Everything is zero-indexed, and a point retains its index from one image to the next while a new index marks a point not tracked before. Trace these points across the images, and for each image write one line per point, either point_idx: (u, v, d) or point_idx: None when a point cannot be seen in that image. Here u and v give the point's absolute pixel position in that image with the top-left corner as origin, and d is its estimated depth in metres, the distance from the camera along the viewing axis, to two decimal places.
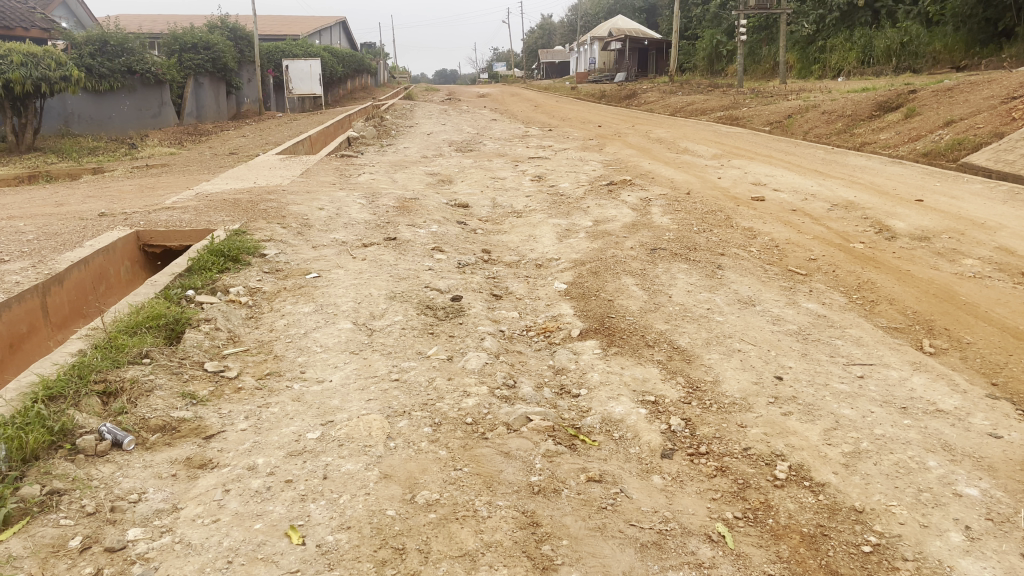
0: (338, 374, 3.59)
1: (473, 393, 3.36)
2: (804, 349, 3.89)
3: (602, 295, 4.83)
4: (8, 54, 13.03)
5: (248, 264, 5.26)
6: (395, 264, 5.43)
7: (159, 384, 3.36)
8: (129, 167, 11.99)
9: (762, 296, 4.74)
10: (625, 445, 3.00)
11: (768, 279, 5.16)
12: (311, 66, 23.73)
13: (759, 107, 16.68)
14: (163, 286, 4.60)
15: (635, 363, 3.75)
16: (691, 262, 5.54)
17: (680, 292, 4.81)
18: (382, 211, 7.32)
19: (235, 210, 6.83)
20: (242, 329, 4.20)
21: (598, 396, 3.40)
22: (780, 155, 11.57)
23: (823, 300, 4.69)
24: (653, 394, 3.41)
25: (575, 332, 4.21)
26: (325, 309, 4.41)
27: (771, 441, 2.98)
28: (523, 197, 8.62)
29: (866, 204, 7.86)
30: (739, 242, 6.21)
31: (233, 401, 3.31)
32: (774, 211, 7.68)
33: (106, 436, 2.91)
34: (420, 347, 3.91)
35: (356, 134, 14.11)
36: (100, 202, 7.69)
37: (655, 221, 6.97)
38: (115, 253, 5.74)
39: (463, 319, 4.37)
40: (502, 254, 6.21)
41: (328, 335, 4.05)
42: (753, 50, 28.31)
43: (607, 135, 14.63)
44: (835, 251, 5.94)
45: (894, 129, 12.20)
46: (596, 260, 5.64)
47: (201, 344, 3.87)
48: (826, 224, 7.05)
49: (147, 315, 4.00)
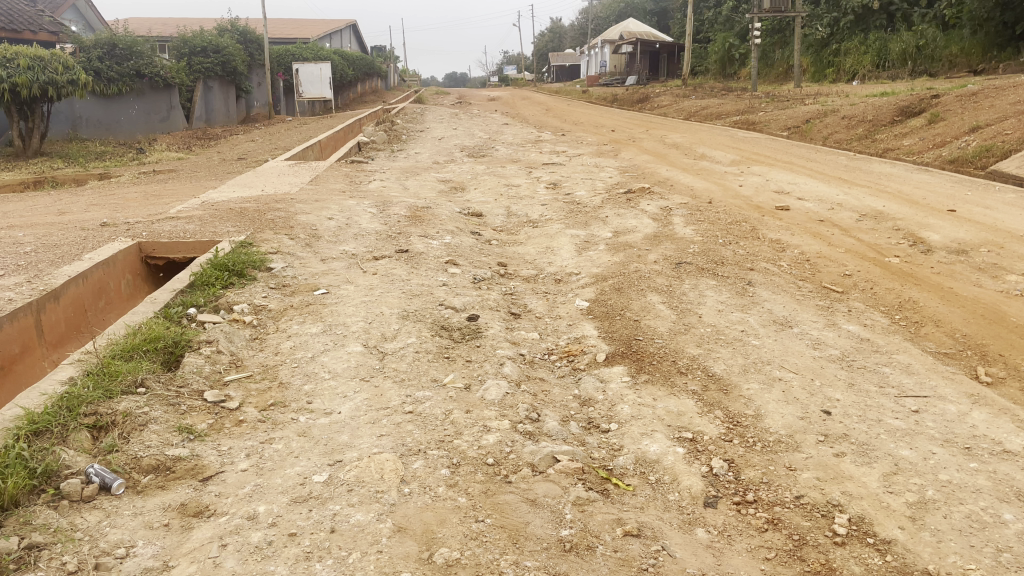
0: (347, 405, 3.32)
1: (494, 428, 3.09)
2: (851, 378, 3.60)
3: (627, 314, 4.55)
4: (15, 57, 12.87)
5: (254, 279, 5.01)
6: (408, 278, 5.17)
7: (154, 416, 3.09)
8: (136, 173, 11.81)
9: (799, 317, 4.44)
10: (664, 491, 2.72)
11: (802, 297, 4.86)
12: (321, 70, 23.52)
13: (776, 111, 16.36)
14: (163, 304, 4.36)
15: (668, 394, 3.46)
16: (720, 277, 5.25)
17: (711, 311, 4.53)
18: (393, 221, 7.07)
19: (242, 220, 6.59)
20: (245, 352, 3.95)
21: (631, 432, 3.11)
22: (800, 161, 11.26)
23: (863, 321, 4.40)
24: (691, 430, 3.13)
25: (600, 357, 3.93)
26: (334, 330, 4.15)
27: (825, 488, 2.70)
28: (539, 206, 8.34)
29: (897, 214, 7.55)
30: (768, 256, 5.91)
31: (233, 437, 3.05)
32: (801, 221, 7.38)
33: (93, 479, 2.65)
34: (435, 374, 3.64)
35: (366, 140, 13.88)
36: (103, 210, 7.50)
37: (677, 231, 6.69)
38: (116, 267, 5.50)
39: (480, 342, 4.09)
40: (519, 267, 5.94)
41: (337, 359, 3.79)
42: (767, 54, 27.97)
43: (622, 140, 14.36)
44: (871, 265, 5.64)
45: (917, 135, 11.86)
46: (619, 275, 5.36)
47: (201, 369, 3.62)
48: (856, 236, 6.75)
49: (144, 338, 3.75)
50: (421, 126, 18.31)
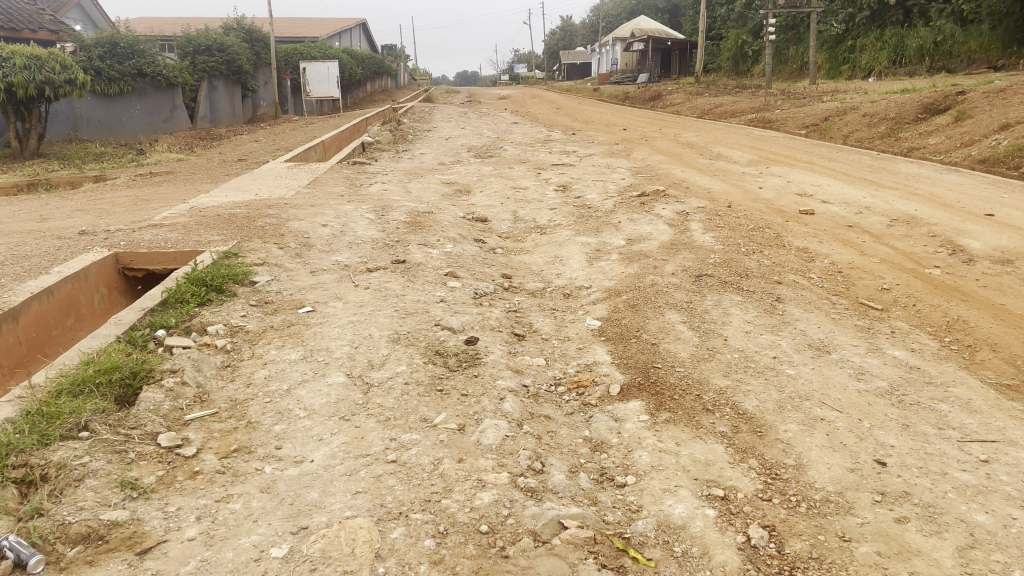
0: (321, 451, 2.87)
1: (489, 484, 2.63)
2: (905, 419, 3.11)
3: (643, 336, 4.08)
4: (11, 56, 12.48)
5: (233, 295, 4.57)
6: (402, 293, 4.72)
7: (93, 468, 2.65)
8: (132, 175, 11.42)
9: (837, 340, 3.95)
10: (693, 569, 2.26)
11: (839, 316, 4.37)
12: (329, 68, 23.08)
13: (794, 108, 15.81)
14: (128, 325, 3.94)
15: (693, 437, 2.99)
16: (745, 292, 4.77)
17: (737, 333, 4.04)
18: (391, 228, 6.61)
19: (229, 227, 6.17)
20: (213, 383, 3.50)
21: (650, 488, 2.65)
22: (823, 161, 10.75)
23: (911, 346, 3.91)
24: (722, 486, 2.65)
25: (614, 390, 3.46)
26: (314, 357, 3.70)
27: (889, 567, 2.23)
28: (547, 210, 7.87)
29: (930, 218, 7.05)
30: (796, 266, 5.43)
31: (184, 494, 2.60)
32: (829, 227, 6.88)
33: (7, 554, 2.21)
34: (425, 412, 3.18)
35: (370, 140, 13.42)
36: (86, 217, 7.08)
37: (696, 239, 6.20)
38: (88, 280, 5.09)
39: (478, 370, 3.62)
40: (525, 279, 5.49)
41: (315, 393, 3.33)
42: (781, 51, 27.31)
43: (634, 139, 13.88)
44: (910, 277, 5.14)
45: (943, 133, 11.33)
46: (634, 289, 4.88)
47: (159, 407, 3.18)
48: (890, 243, 6.26)
49: (98, 368, 3.32)
50: (428, 125, 17.90)
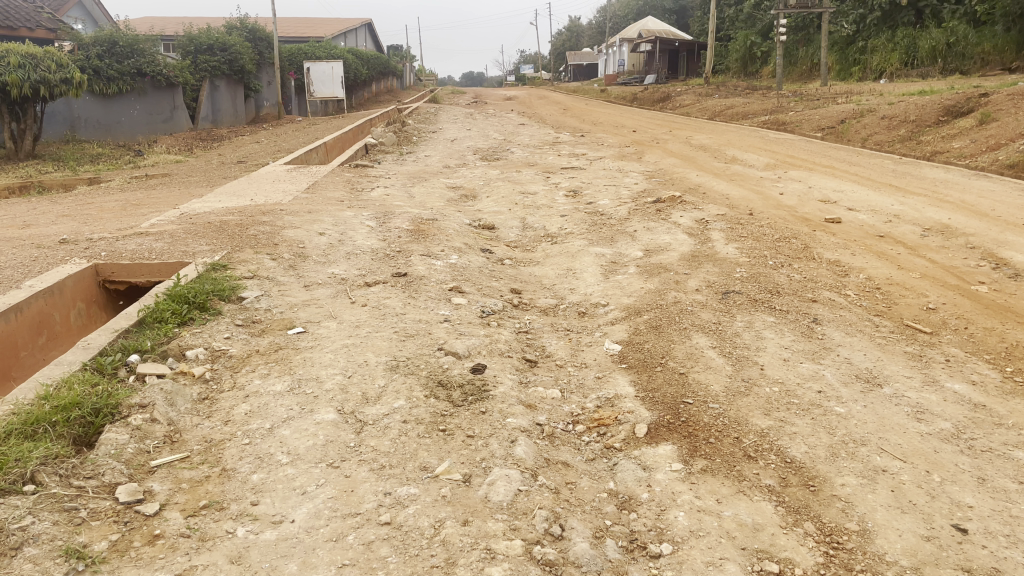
0: (304, 509, 2.46)
1: (500, 556, 2.21)
2: (980, 470, 2.70)
3: (669, 364, 3.66)
4: (5, 55, 12.07)
5: (218, 313, 4.17)
6: (402, 312, 4.32)
7: (34, 533, 2.25)
8: (127, 177, 11.05)
9: (888, 371, 3.53)
10: None
11: (885, 341, 3.95)
12: (333, 68, 22.68)
13: (808, 110, 15.36)
14: (97, 350, 3.54)
15: (735, 493, 2.58)
16: (777, 312, 4.36)
17: (775, 362, 3.63)
18: (393, 236, 6.22)
19: (219, 236, 5.78)
20: (188, 420, 3.11)
21: (691, 561, 2.24)
22: (843, 165, 10.33)
23: (971, 378, 3.48)
24: (776, 559, 2.25)
25: (640, 430, 3.04)
26: (302, 389, 3.29)
27: None
28: (558, 217, 7.47)
29: (967, 228, 6.61)
30: (830, 282, 5.02)
31: (138, 567, 2.19)
32: (858, 237, 6.46)
33: None
34: (425, 458, 2.77)
35: (374, 141, 13.03)
36: (72, 223, 6.69)
37: (719, 251, 5.79)
38: (63, 295, 4.70)
39: (486, 405, 3.22)
40: (535, 295, 5.08)
41: (300, 434, 2.92)
42: (791, 52, 26.82)
43: (645, 141, 13.46)
44: (956, 295, 4.71)
45: (967, 137, 10.89)
46: (655, 308, 4.48)
47: (122, 451, 2.78)
48: (927, 256, 5.83)
49: (56, 404, 2.92)
50: (434, 127, 17.52)
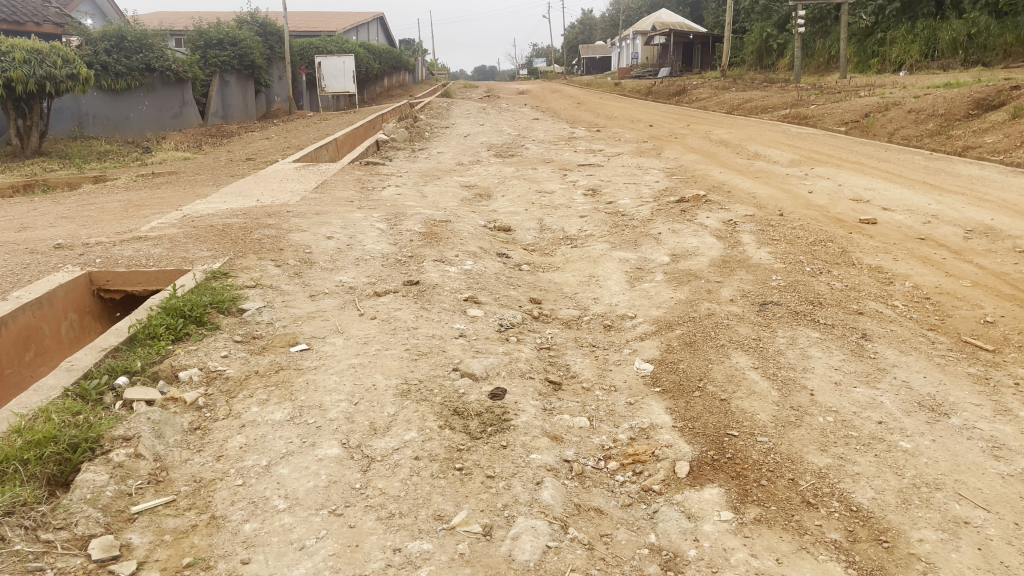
0: (302, 568, 2.15)
1: None
2: None
3: (707, 389, 3.32)
4: (9, 50, 11.80)
5: (215, 328, 3.86)
6: (413, 326, 3.99)
7: None
8: (134, 176, 10.81)
9: (953, 398, 3.17)
10: None
11: (945, 360, 3.59)
12: (344, 63, 22.36)
13: (830, 104, 14.88)
14: (81, 371, 3.24)
15: (797, 550, 2.25)
16: (823, 327, 4.00)
17: (826, 386, 3.28)
18: (405, 239, 5.90)
19: (221, 240, 5.47)
20: (176, 454, 2.80)
21: None
22: (871, 161, 9.91)
23: None
24: None
25: (682, 469, 2.71)
26: (304, 419, 2.96)
27: None
28: (577, 218, 7.12)
29: (1012, 230, 6.21)
30: (875, 290, 4.66)
31: None
32: (898, 239, 6.08)
33: None
34: (439, 505, 2.44)
35: (384, 137, 12.70)
36: (70, 226, 6.41)
37: (751, 255, 5.43)
38: (53, 306, 4.42)
39: (507, 437, 2.88)
40: (556, 305, 4.74)
41: (302, 473, 2.61)
42: (808, 44, 26.19)
43: (662, 136, 13.08)
44: (1014, 306, 4.34)
45: (1000, 131, 10.43)
46: (687, 321, 4.13)
47: (101, 493, 2.47)
48: (975, 260, 5.45)
49: (29, 439, 2.62)
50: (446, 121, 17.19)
